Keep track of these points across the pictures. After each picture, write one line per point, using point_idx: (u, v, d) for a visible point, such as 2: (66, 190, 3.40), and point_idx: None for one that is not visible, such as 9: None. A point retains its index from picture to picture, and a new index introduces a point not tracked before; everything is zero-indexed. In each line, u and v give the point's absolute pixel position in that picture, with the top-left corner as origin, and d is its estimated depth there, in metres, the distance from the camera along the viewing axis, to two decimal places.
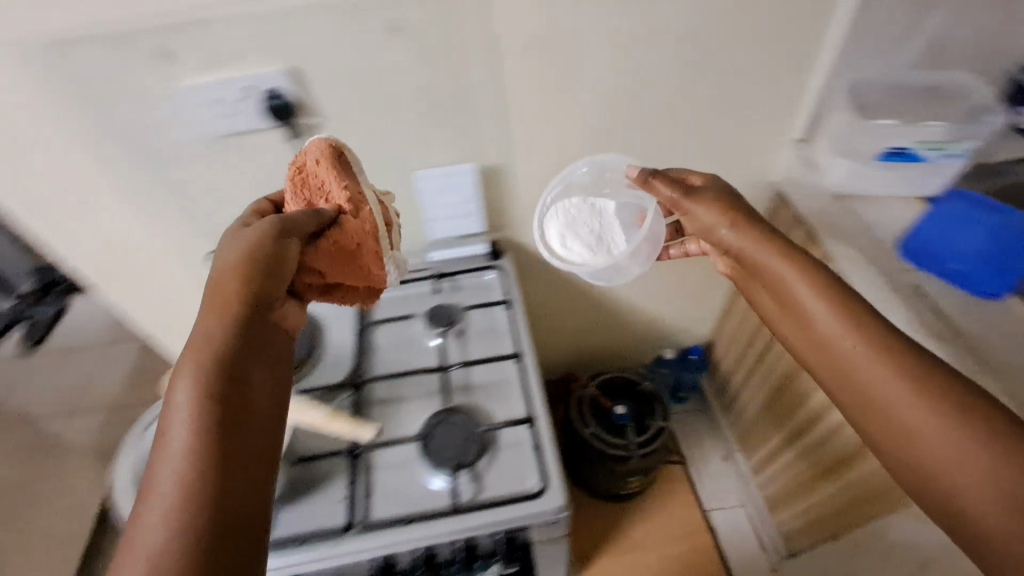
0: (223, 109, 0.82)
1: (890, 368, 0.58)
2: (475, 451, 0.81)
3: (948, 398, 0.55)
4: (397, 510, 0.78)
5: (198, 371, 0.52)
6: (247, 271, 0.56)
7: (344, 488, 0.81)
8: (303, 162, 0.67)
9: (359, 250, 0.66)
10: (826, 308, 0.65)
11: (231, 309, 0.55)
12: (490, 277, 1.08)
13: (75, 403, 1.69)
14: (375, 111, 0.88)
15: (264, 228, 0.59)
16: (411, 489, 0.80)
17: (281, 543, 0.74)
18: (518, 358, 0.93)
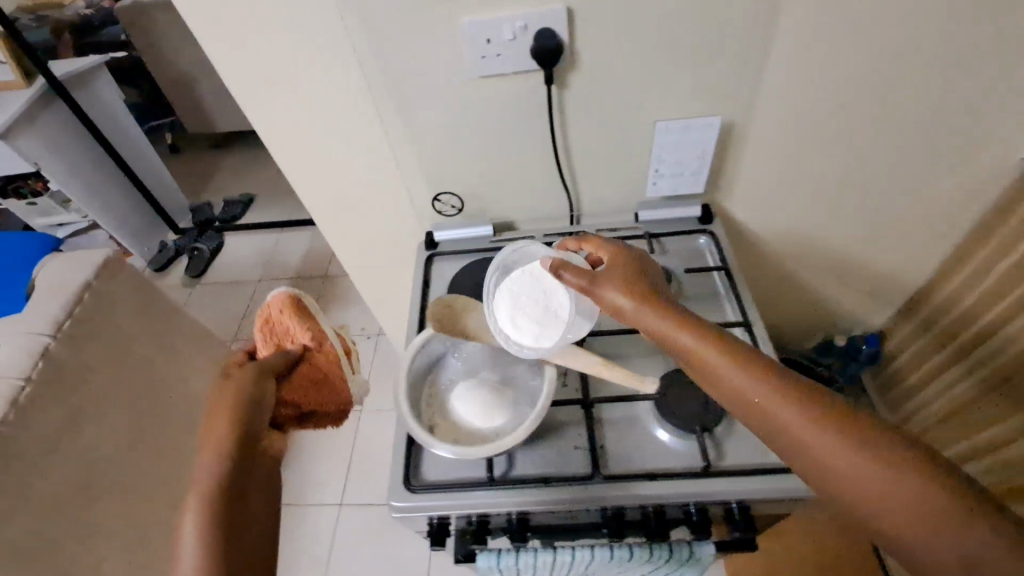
0: (498, 50, 0.62)
1: (844, 445, 0.40)
2: (716, 417, 0.64)
3: (922, 471, 0.38)
4: (586, 466, 0.64)
5: (197, 534, 0.41)
6: (239, 417, 0.45)
7: (568, 434, 0.67)
8: (266, 312, 0.57)
9: (323, 380, 0.54)
10: (765, 393, 0.44)
11: (222, 447, 0.43)
12: (703, 242, 0.83)
13: (230, 329, 1.80)
14: (628, 86, 0.68)
15: (229, 393, 0.47)
16: (602, 445, 0.65)
17: (441, 486, 0.64)
18: (745, 326, 0.72)
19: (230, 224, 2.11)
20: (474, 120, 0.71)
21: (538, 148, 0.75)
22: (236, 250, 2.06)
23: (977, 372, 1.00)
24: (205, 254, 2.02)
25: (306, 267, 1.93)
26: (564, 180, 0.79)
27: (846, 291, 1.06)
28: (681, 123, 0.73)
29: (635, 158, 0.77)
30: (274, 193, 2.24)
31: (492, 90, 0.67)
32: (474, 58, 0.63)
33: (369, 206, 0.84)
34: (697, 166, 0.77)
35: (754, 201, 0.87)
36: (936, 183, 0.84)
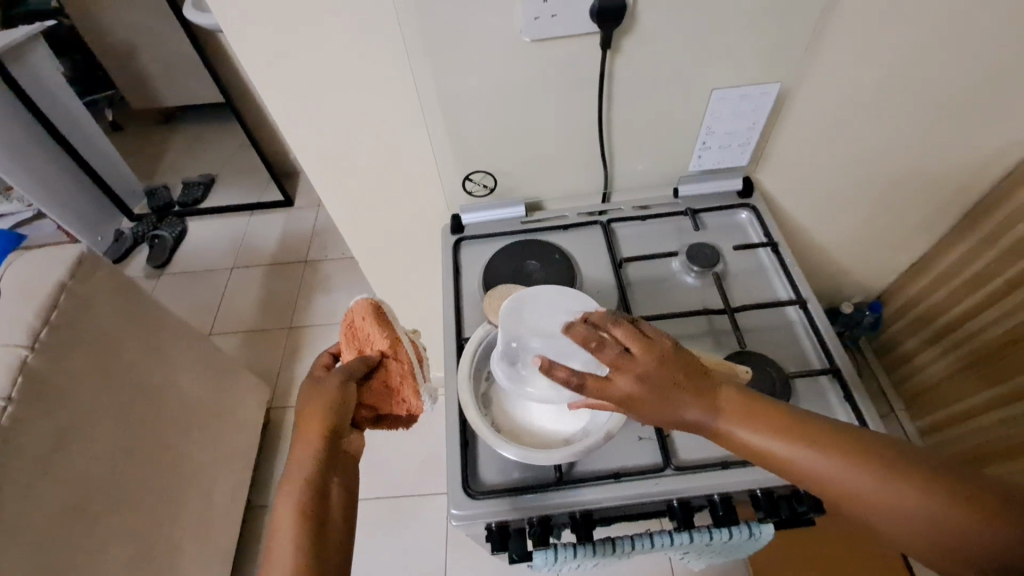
0: (554, 11, 0.57)
1: (869, 482, 0.41)
2: (784, 397, 0.62)
3: (941, 489, 0.39)
4: (654, 458, 0.60)
5: (289, 519, 0.50)
6: (326, 422, 0.53)
7: (631, 423, 0.63)
8: (352, 314, 0.60)
9: (395, 387, 0.58)
10: (785, 450, 0.43)
11: (312, 449, 0.52)
12: (743, 217, 0.80)
13: (205, 321, 1.67)
14: (683, 53, 0.64)
15: (313, 400, 0.55)
16: (669, 434, 0.62)
17: (507, 489, 0.58)
18: (800, 305, 0.70)
19: (194, 208, 1.95)
20: (519, 90, 0.65)
21: (580, 122, 0.70)
22: (201, 236, 1.91)
23: (978, 338, 1.03)
24: (169, 242, 1.86)
25: (283, 251, 1.82)
26: (605, 155, 0.75)
27: (859, 261, 1.06)
28: (728, 94, 0.69)
29: (680, 131, 0.73)
30: (239, 172, 2.08)
31: (543, 56, 0.62)
32: (526, 18, 0.57)
33: (393, 186, 0.77)
34: (747, 137, 0.75)
35: (786, 175, 0.84)
36: (957, 157, 0.84)
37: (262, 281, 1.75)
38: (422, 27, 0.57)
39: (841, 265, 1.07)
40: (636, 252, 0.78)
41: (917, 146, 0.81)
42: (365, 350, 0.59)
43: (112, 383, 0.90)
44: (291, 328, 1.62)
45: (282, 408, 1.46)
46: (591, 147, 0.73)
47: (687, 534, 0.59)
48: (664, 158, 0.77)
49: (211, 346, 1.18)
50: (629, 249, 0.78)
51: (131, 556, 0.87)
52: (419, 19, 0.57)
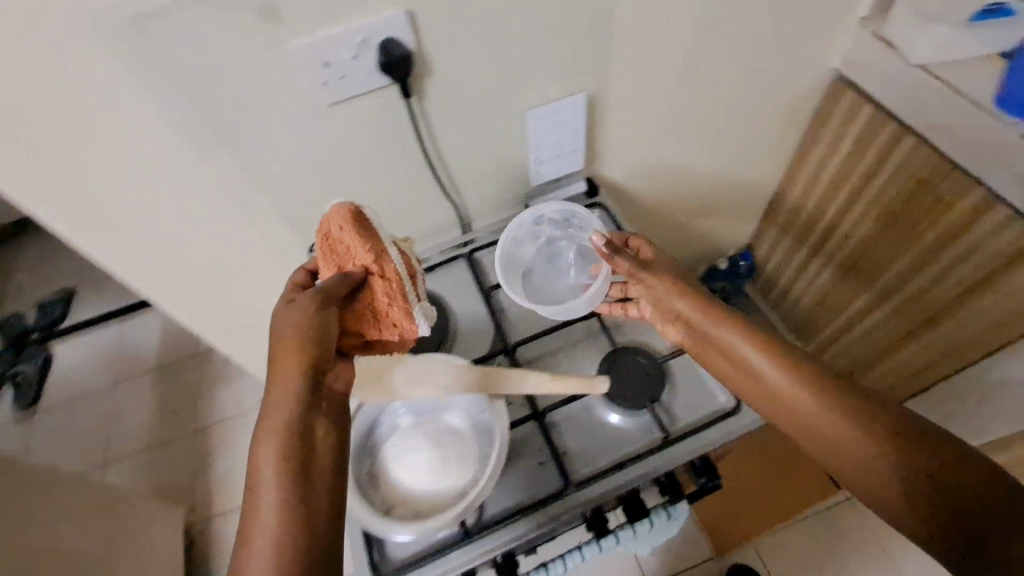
0: (341, 71, 0.57)
1: (823, 403, 0.51)
2: (655, 397, 0.64)
3: (894, 435, 0.47)
4: (554, 483, 0.60)
5: (270, 486, 0.44)
6: (309, 352, 0.47)
7: (526, 451, 0.63)
8: (325, 224, 0.52)
9: (383, 311, 0.51)
10: (765, 363, 0.55)
11: (290, 397, 0.46)
12: (597, 215, 0.83)
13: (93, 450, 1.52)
14: (482, 86, 0.65)
15: (282, 336, 0.47)
16: (563, 454, 0.63)
17: (415, 560, 0.57)
18: (601, 310, 0.72)
19: (54, 328, 1.75)
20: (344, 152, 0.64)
21: (401, 169, 0.70)
22: (67, 358, 1.71)
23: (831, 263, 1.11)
24: (33, 375, 1.67)
25: (168, 350, 1.68)
26: (443, 193, 0.76)
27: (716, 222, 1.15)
28: (541, 115, 0.72)
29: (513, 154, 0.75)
30: (100, 277, 1.90)
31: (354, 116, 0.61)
32: (315, 81, 0.56)
33: (239, 271, 0.74)
34: (575, 142, 0.78)
35: (624, 164, 0.88)
36: (765, 114, 0.91)
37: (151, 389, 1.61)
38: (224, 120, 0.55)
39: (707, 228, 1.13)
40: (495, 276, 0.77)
41: (722, 120, 0.89)
42: (339, 258, 0.51)
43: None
44: (194, 431, 1.51)
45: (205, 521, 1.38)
46: (427, 192, 0.74)
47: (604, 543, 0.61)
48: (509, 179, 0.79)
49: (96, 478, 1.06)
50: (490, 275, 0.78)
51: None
52: (203, 107, 0.54)
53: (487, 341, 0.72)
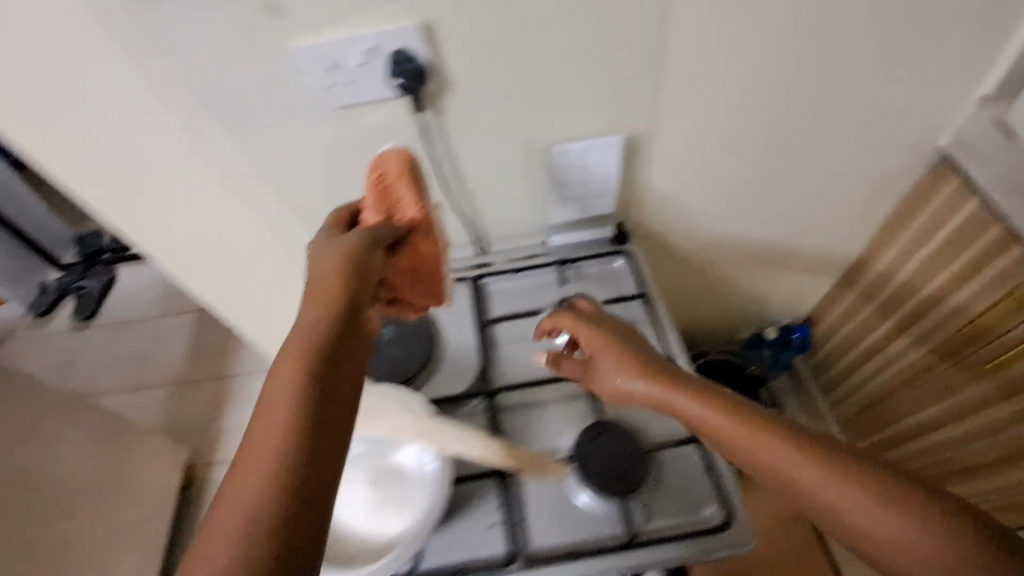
0: None
1: (809, 462, 0.42)
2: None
3: (822, 461, 0.42)
4: (504, 546, 0.56)
5: (289, 376, 0.40)
6: (335, 287, 0.44)
7: (482, 510, 0.58)
8: (380, 164, 0.52)
9: (422, 273, 0.54)
10: (730, 425, 0.46)
11: (306, 332, 0.42)
12: (619, 264, 0.75)
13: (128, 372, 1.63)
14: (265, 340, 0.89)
15: (600, 334, 0.58)
16: (523, 516, 0.58)
17: None
18: None
19: (123, 255, 1.88)
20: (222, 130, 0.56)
21: None
22: (133, 281, 1.85)
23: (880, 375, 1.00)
24: (95, 292, 1.79)
25: None
26: None
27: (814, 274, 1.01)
28: None
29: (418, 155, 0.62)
30: None
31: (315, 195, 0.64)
32: None
33: None
34: (606, 186, 0.68)
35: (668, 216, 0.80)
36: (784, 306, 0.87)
37: (192, 331, 1.69)
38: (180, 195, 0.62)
39: (878, 298, 0.94)
40: (503, 311, 0.73)
41: None
42: (392, 200, 0.51)
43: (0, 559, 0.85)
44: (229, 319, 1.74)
45: (206, 467, 1.40)
46: None
47: None
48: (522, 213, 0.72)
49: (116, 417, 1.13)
50: (495, 308, 0.74)
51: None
52: None
53: (465, 380, 0.66)
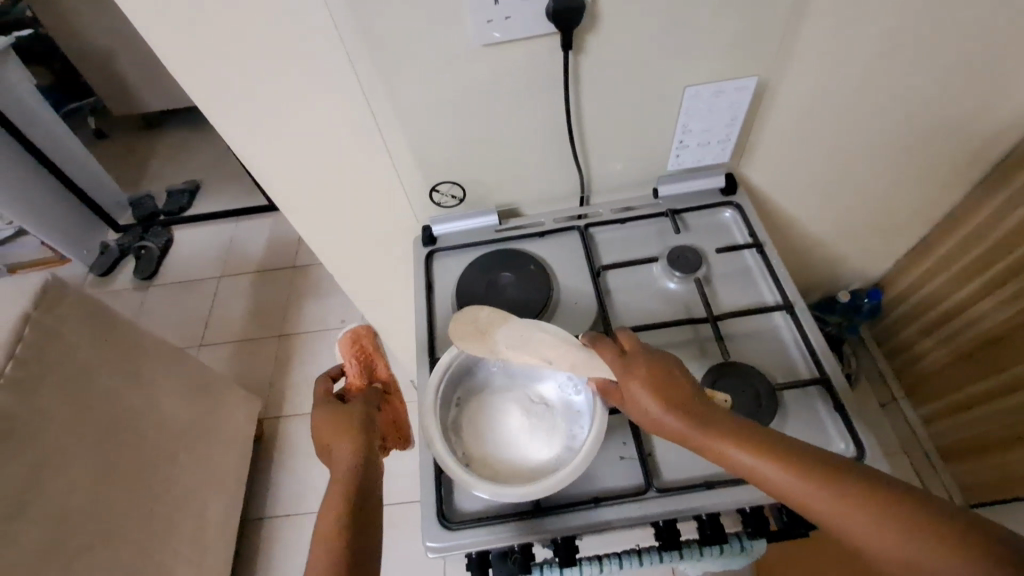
0: None
1: (845, 506, 0.40)
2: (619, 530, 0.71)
3: (859, 500, 0.40)
4: (637, 479, 0.58)
5: (335, 497, 0.52)
6: (363, 425, 0.59)
7: (616, 441, 0.61)
8: (356, 337, 0.73)
9: (399, 418, 0.68)
10: (769, 473, 0.43)
11: (346, 464, 0.55)
12: (727, 215, 0.76)
13: (192, 334, 1.66)
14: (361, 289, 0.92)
15: (644, 379, 0.50)
16: (651, 453, 0.60)
17: (479, 517, 0.58)
18: None
19: (179, 217, 1.92)
20: (378, 64, 0.58)
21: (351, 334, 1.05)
22: (190, 244, 1.89)
23: (963, 332, 1.04)
24: (155, 253, 1.84)
25: (272, 257, 1.80)
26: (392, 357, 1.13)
27: (897, 234, 1.00)
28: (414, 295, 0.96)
29: (557, 93, 0.64)
30: (224, 178, 2.05)
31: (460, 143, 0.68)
32: None
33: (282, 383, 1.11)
34: (725, 133, 0.72)
35: (771, 166, 0.81)
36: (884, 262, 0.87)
37: (251, 292, 1.73)
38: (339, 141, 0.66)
39: (969, 256, 0.98)
40: (615, 259, 0.74)
41: None
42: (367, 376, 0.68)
43: (118, 488, 0.91)
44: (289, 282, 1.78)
45: (277, 420, 1.46)
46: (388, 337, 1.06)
47: (657, 553, 0.63)
48: (638, 154, 0.74)
49: (202, 366, 1.18)
50: (605, 256, 0.75)
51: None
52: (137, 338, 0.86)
53: (586, 322, 0.68)
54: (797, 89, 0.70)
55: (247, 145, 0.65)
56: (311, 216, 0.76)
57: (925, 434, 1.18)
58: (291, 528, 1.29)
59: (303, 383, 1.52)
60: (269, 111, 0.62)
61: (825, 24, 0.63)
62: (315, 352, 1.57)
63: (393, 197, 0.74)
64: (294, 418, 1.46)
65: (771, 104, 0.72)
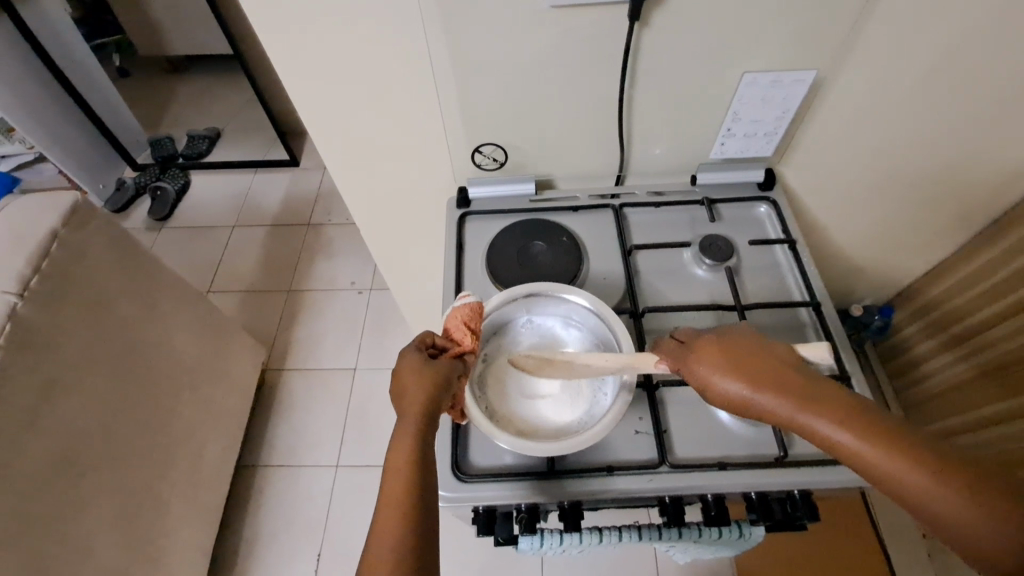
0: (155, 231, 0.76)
1: (936, 484, 0.37)
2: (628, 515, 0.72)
3: (952, 479, 0.37)
4: (650, 453, 0.59)
5: (400, 480, 0.43)
6: (442, 392, 0.49)
7: (631, 417, 0.62)
8: (464, 320, 0.55)
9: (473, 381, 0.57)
10: (852, 444, 0.40)
11: (411, 432, 0.46)
12: (762, 211, 0.77)
13: (202, 277, 1.67)
14: (386, 244, 0.93)
15: (716, 355, 0.48)
16: (667, 430, 0.61)
17: (492, 473, 0.59)
18: None
19: (197, 161, 1.91)
20: (442, 15, 0.57)
21: None
22: (206, 189, 1.88)
23: (966, 360, 1.05)
24: (171, 195, 1.83)
25: (287, 212, 1.79)
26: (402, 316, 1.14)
27: (917, 255, 1.00)
28: (436, 257, 0.97)
29: (614, 66, 0.64)
30: (245, 127, 2.03)
31: (506, 113, 0.69)
32: None
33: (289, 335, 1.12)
34: (774, 125, 0.72)
35: (807, 169, 0.81)
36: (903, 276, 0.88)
37: (263, 243, 1.73)
38: (388, 94, 0.66)
39: (982, 285, 0.98)
40: (645, 241, 0.75)
41: None
42: (472, 348, 0.54)
43: (126, 415, 0.92)
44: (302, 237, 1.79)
45: (279, 372, 1.47)
46: (401, 295, 1.08)
47: (656, 530, 0.63)
48: (680, 139, 0.74)
49: (214, 309, 1.18)
50: (637, 237, 0.75)
51: (190, 540, 1.09)
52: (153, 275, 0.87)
53: (613, 298, 0.69)
54: (848, 92, 0.70)
55: (300, 83, 0.66)
56: (348, 164, 0.77)
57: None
58: (283, 479, 1.31)
59: (307, 340, 1.52)
60: (327, 51, 0.62)
61: (889, 28, 0.63)
62: (322, 310, 1.57)
63: (435, 154, 0.75)
64: (296, 372, 1.47)
65: (817, 110, 0.72)
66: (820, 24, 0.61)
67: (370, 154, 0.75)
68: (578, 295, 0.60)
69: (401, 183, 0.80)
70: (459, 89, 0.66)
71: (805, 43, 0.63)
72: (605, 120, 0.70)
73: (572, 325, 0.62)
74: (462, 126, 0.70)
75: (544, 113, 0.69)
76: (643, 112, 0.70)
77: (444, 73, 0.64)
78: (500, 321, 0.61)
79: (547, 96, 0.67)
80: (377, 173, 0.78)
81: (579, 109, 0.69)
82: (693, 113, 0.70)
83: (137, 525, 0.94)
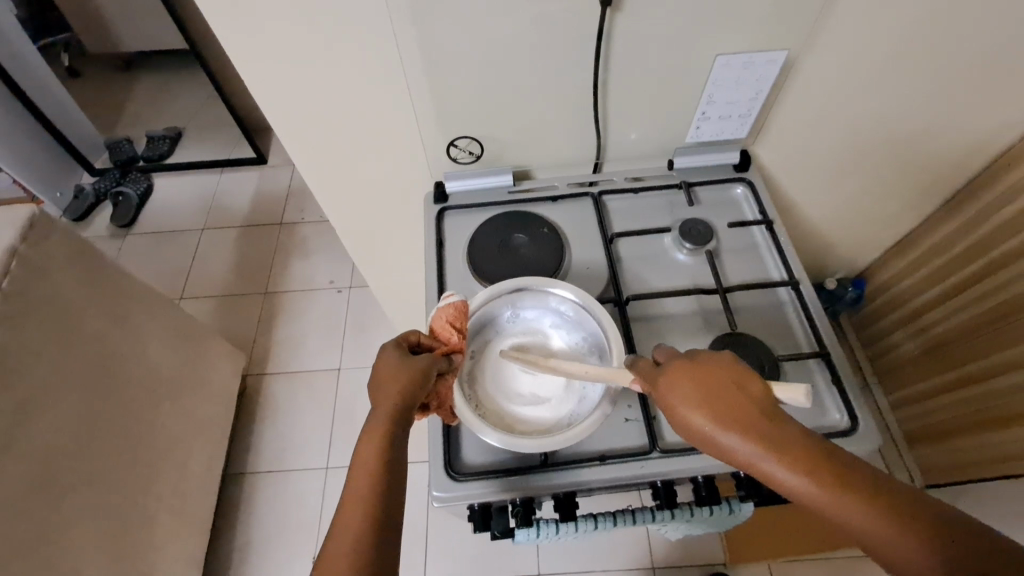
0: None
1: (880, 524, 0.38)
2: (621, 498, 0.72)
3: (902, 523, 0.37)
4: (641, 439, 0.60)
5: (361, 497, 0.42)
6: (418, 385, 0.48)
7: (621, 405, 0.62)
8: (451, 317, 0.55)
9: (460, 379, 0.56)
10: (810, 489, 0.40)
11: (384, 424, 0.45)
12: (738, 192, 0.78)
13: (173, 283, 1.62)
14: (362, 242, 0.91)
15: (686, 381, 0.46)
16: (656, 416, 0.62)
17: (485, 471, 0.58)
18: None
19: (159, 163, 1.84)
20: (408, 11, 0.56)
21: None
22: (170, 192, 1.82)
23: (931, 328, 1.07)
24: (134, 200, 1.77)
25: (258, 212, 1.75)
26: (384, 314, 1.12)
27: (886, 227, 1.02)
28: (414, 252, 0.95)
29: (586, 53, 0.63)
30: (208, 126, 1.96)
31: (479, 109, 0.68)
32: None
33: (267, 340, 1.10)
34: (747, 108, 0.73)
35: (780, 150, 0.82)
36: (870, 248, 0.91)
37: (234, 245, 1.68)
38: (358, 94, 0.65)
39: (942, 256, 1.00)
40: (625, 228, 0.75)
41: None
42: (459, 347, 0.54)
43: (104, 432, 0.90)
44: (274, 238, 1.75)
45: (260, 377, 1.44)
46: (382, 292, 1.06)
47: (648, 513, 0.64)
48: (654, 125, 0.74)
49: (188, 319, 1.15)
50: (616, 224, 0.75)
51: (179, 554, 1.07)
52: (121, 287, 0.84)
53: (598, 287, 0.69)
54: (815, 75, 0.71)
55: (265, 83, 0.64)
56: (320, 163, 0.75)
57: (891, 419, 1.23)
58: (272, 484, 1.29)
59: (288, 342, 1.49)
60: (292, 50, 0.60)
61: (855, 7, 0.64)
62: (300, 311, 1.54)
63: (410, 150, 0.74)
64: (278, 376, 1.44)
65: (786, 93, 0.73)
66: (786, 10, 0.62)
67: (343, 153, 0.74)
68: (565, 289, 0.60)
69: (376, 181, 0.79)
70: (431, 86, 0.65)
71: (771, 30, 0.64)
72: (579, 110, 0.70)
73: (559, 318, 0.62)
74: (436, 123, 0.69)
75: (518, 107, 0.69)
76: (618, 102, 0.70)
77: (415, 73, 0.63)
78: (486, 315, 0.61)
79: (520, 88, 0.66)
80: (351, 172, 0.77)
81: (552, 101, 0.68)
82: (666, 100, 0.71)
83: (124, 541, 0.92)
